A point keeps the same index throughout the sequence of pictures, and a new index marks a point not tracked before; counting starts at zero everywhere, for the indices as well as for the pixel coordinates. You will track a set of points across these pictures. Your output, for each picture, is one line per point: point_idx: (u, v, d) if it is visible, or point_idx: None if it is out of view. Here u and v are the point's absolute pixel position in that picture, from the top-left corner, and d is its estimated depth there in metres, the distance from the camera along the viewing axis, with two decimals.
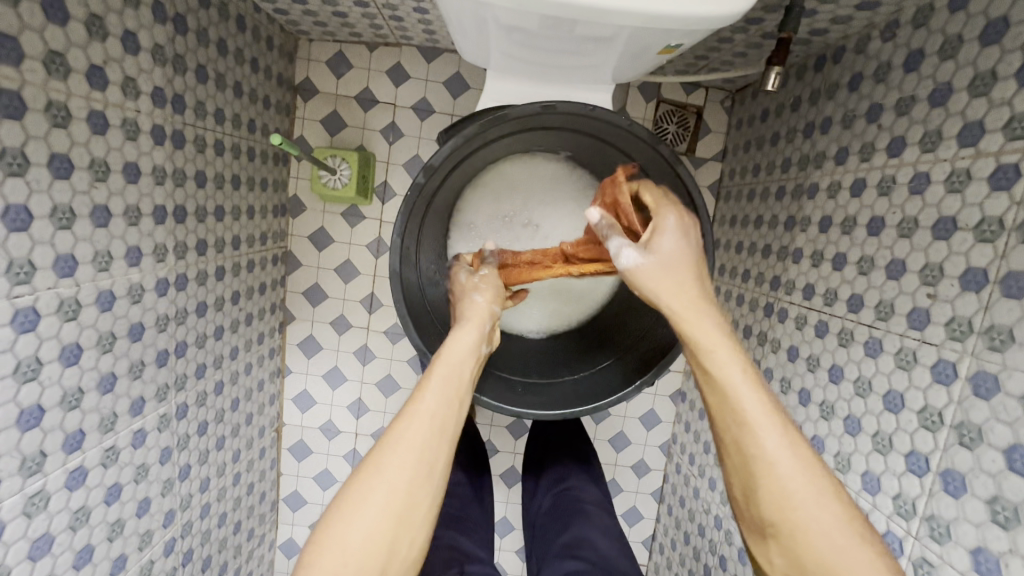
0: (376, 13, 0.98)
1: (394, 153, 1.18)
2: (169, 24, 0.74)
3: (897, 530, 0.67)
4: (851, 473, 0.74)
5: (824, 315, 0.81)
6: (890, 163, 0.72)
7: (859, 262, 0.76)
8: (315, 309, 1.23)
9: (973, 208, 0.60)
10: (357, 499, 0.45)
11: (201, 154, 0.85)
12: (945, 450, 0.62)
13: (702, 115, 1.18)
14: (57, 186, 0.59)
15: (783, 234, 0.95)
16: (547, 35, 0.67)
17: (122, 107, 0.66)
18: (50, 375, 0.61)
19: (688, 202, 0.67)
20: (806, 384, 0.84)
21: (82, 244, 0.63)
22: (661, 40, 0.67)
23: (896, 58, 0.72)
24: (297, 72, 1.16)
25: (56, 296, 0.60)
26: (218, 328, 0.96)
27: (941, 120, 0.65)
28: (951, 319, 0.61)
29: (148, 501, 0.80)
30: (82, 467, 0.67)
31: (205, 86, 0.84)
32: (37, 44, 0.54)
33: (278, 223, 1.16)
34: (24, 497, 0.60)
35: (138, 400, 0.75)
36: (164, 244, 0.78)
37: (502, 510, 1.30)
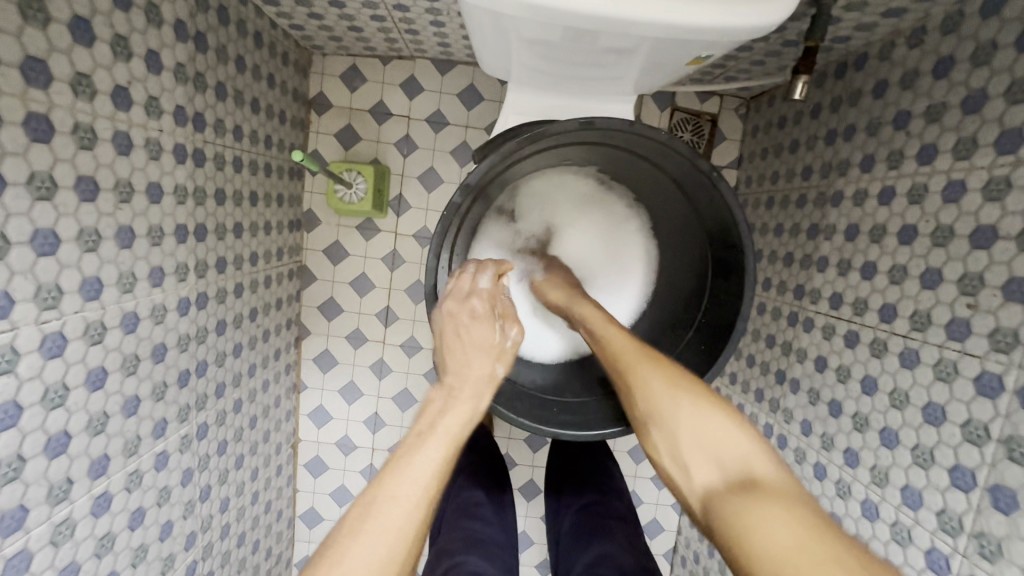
0: (393, 27, 0.98)
1: (408, 166, 1.17)
2: (191, 42, 0.74)
3: (943, 547, 0.63)
4: (889, 488, 0.71)
5: (853, 324, 0.80)
6: (921, 170, 0.71)
7: (890, 271, 0.74)
8: (331, 323, 1.22)
9: (1013, 217, 0.58)
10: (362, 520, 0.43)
11: (220, 172, 0.85)
12: (981, 464, 0.59)
13: (719, 121, 1.18)
14: (83, 209, 0.58)
15: (806, 242, 0.94)
16: (572, 48, 0.68)
17: (146, 127, 0.66)
18: (76, 401, 0.60)
19: (730, 220, 0.63)
20: (836, 395, 0.82)
21: (107, 266, 0.62)
22: (687, 51, 0.68)
23: (924, 65, 0.72)
24: (312, 87, 1.16)
25: (82, 319, 0.59)
26: (238, 345, 0.96)
27: (975, 128, 0.64)
28: (994, 329, 0.59)
29: (170, 524, 0.79)
30: (107, 493, 0.66)
31: (224, 103, 0.84)
32: (65, 66, 0.54)
33: (293, 238, 1.16)
34: (51, 526, 0.58)
35: (161, 421, 0.75)
36: (186, 263, 0.78)
37: (521, 524, 1.28)
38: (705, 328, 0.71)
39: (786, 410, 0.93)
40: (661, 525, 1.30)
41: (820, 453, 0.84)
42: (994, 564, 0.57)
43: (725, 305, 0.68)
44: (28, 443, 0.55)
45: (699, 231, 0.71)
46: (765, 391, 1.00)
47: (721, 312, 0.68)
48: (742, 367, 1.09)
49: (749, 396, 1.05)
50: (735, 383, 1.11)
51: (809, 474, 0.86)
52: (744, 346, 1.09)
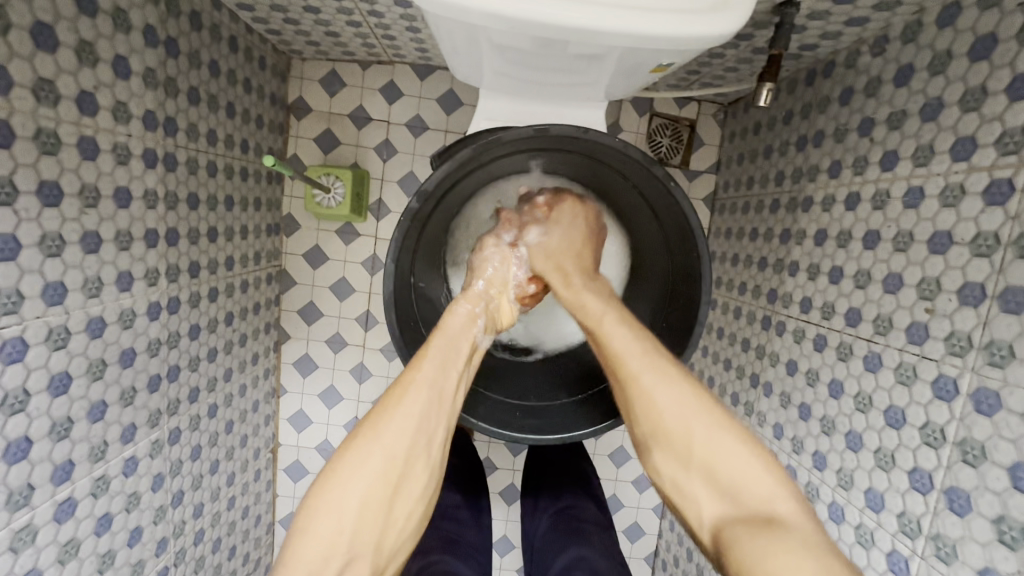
0: (369, 33, 0.99)
1: (387, 170, 1.18)
2: (161, 48, 0.74)
3: (902, 549, 0.64)
4: (854, 490, 0.71)
5: (822, 328, 0.81)
6: (884, 176, 0.72)
7: (856, 275, 0.75)
8: (311, 328, 1.22)
9: (967, 222, 0.60)
10: (355, 460, 0.50)
11: (194, 177, 0.85)
12: (938, 466, 0.60)
13: (696, 127, 1.19)
14: (46, 214, 0.58)
15: (778, 246, 0.94)
16: (539, 53, 0.69)
17: (113, 131, 0.67)
18: (38, 406, 0.60)
19: (686, 227, 0.64)
20: (806, 399, 0.82)
21: (71, 271, 0.62)
22: (652, 58, 0.68)
23: (886, 73, 0.73)
24: (291, 91, 1.16)
25: (44, 325, 0.59)
26: (213, 350, 0.96)
27: (933, 135, 0.65)
28: (950, 333, 0.60)
29: (140, 530, 0.79)
30: (71, 498, 0.65)
31: (197, 107, 0.84)
32: (26, 72, 0.54)
33: (272, 242, 1.16)
34: (10, 533, 0.58)
35: (130, 427, 0.75)
36: (157, 268, 0.78)
37: (502, 528, 1.28)
38: (666, 333, 0.72)
39: (760, 413, 0.94)
40: (641, 529, 1.30)
41: (791, 455, 0.85)
42: (950, 565, 0.58)
43: (684, 308, 0.69)
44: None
45: (659, 237, 0.72)
46: (741, 395, 1.00)
47: (680, 317, 0.68)
48: (718, 371, 1.10)
49: (726, 399, 1.06)
50: (712, 386, 1.11)
51: None
52: (720, 350, 1.10)
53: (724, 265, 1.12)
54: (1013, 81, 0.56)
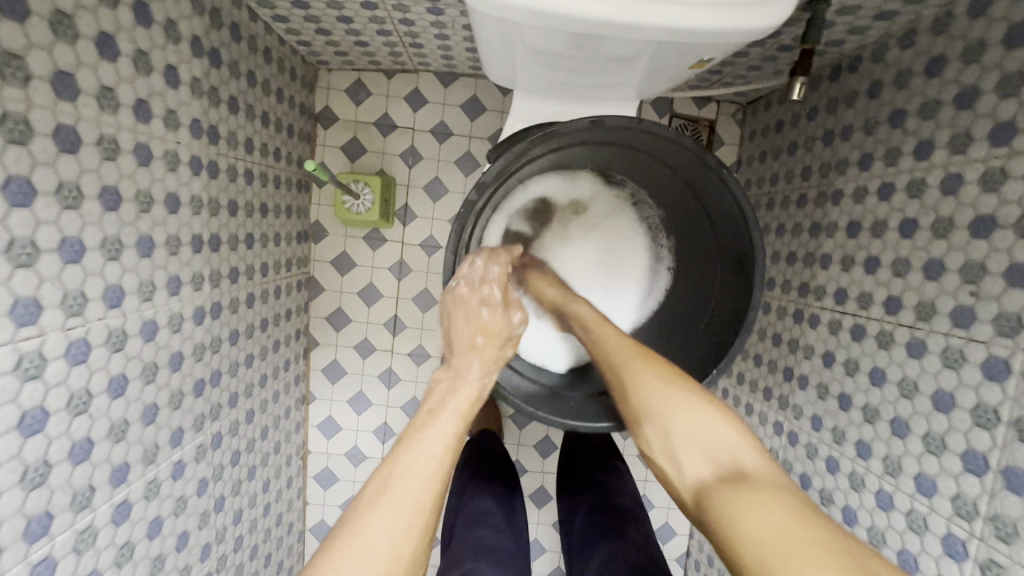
0: (398, 41, 1.01)
1: (413, 176, 1.19)
2: (206, 58, 0.76)
3: (959, 532, 0.64)
4: (902, 477, 0.72)
5: (859, 318, 0.81)
6: (918, 165, 0.73)
7: (893, 263, 0.76)
8: (339, 334, 1.23)
9: (1010, 206, 0.60)
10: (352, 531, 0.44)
11: (233, 184, 0.87)
12: (992, 448, 0.60)
13: (716, 127, 1.21)
14: (106, 218, 0.60)
15: (808, 240, 0.95)
16: (575, 55, 0.71)
17: (164, 139, 0.68)
18: (98, 407, 0.60)
19: (737, 213, 0.65)
20: (845, 389, 0.83)
21: (128, 274, 0.63)
22: (686, 55, 0.70)
23: (915, 66, 0.75)
24: (317, 101, 1.18)
25: (105, 327, 0.60)
26: (249, 355, 0.96)
27: (969, 122, 0.66)
28: (998, 315, 0.61)
29: (186, 535, 0.79)
30: (127, 501, 0.66)
31: (236, 116, 0.86)
32: (91, 80, 0.56)
33: (301, 249, 1.17)
34: (74, 534, 0.58)
35: (178, 431, 0.75)
36: (202, 272, 0.79)
37: (533, 531, 1.28)
38: (715, 318, 0.73)
39: (796, 406, 0.94)
40: (673, 529, 1.30)
41: (832, 447, 0.85)
42: (1011, 547, 0.58)
43: (735, 295, 0.70)
44: (54, 449, 0.55)
45: (706, 228, 0.74)
46: (774, 389, 1.01)
47: (732, 302, 0.70)
48: (749, 367, 1.10)
49: (758, 395, 1.06)
50: (743, 382, 1.12)
51: (822, 469, 0.87)
52: (750, 346, 1.11)
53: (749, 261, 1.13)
54: None
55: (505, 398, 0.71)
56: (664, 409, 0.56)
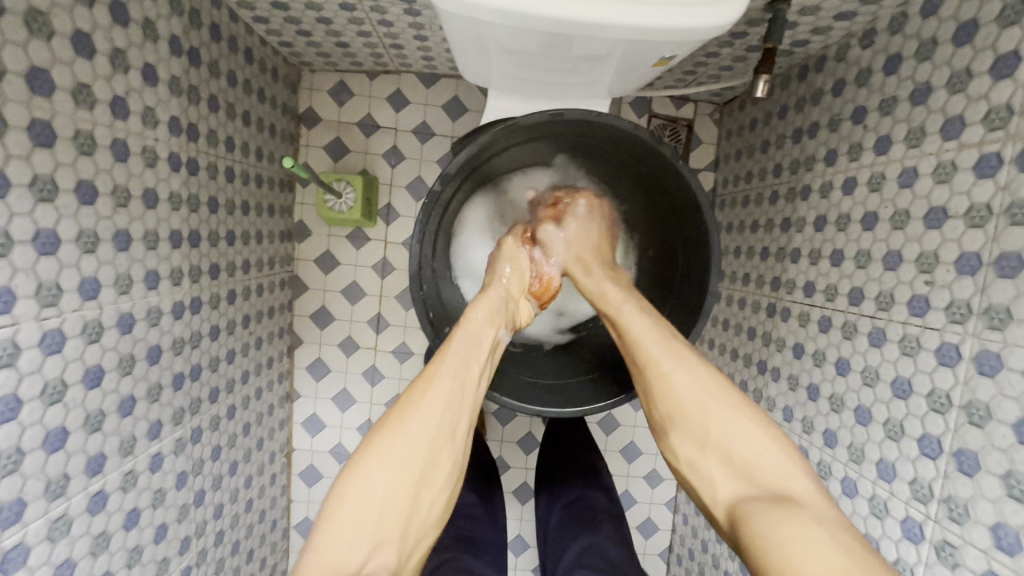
0: (378, 42, 1.03)
1: (396, 175, 1.21)
2: (184, 57, 0.77)
3: (916, 515, 0.65)
4: (866, 464, 0.73)
5: (826, 310, 0.83)
6: (878, 160, 0.75)
7: (856, 256, 0.78)
8: (323, 332, 1.24)
9: (960, 197, 0.63)
10: (381, 451, 0.52)
11: (213, 182, 0.88)
12: (946, 432, 0.62)
13: (694, 126, 1.23)
14: (83, 211, 0.61)
15: (780, 235, 0.97)
16: (545, 54, 0.73)
17: (142, 135, 0.70)
18: (73, 398, 0.61)
19: (693, 203, 0.67)
20: (814, 379, 0.85)
21: (104, 267, 0.65)
22: (653, 53, 0.72)
23: (875, 63, 0.77)
24: (300, 102, 1.20)
25: (81, 318, 0.61)
26: (231, 351, 0.97)
27: (923, 117, 0.68)
28: (950, 302, 0.63)
29: (164, 527, 0.80)
30: (103, 491, 0.67)
31: (216, 115, 0.88)
32: (66, 76, 0.57)
33: (285, 248, 1.18)
34: (47, 522, 0.60)
35: (156, 423, 0.76)
36: (181, 268, 0.80)
37: (515, 528, 1.29)
38: (678, 307, 0.75)
39: (769, 398, 0.96)
40: (655, 525, 1.31)
41: (802, 437, 0.86)
42: (964, 527, 0.60)
43: (696, 283, 0.72)
44: (27, 437, 0.56)
45: (668, 218, 0.76)
46: (749, 382, 1.03)
47: (693, 290, 0.72)
48: (726, 361, 1.12)
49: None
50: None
51: None
52: (727, 341, 1.12)
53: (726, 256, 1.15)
54: (995, 61, 0.60)
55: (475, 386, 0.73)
56: (669, 374, 0.59)
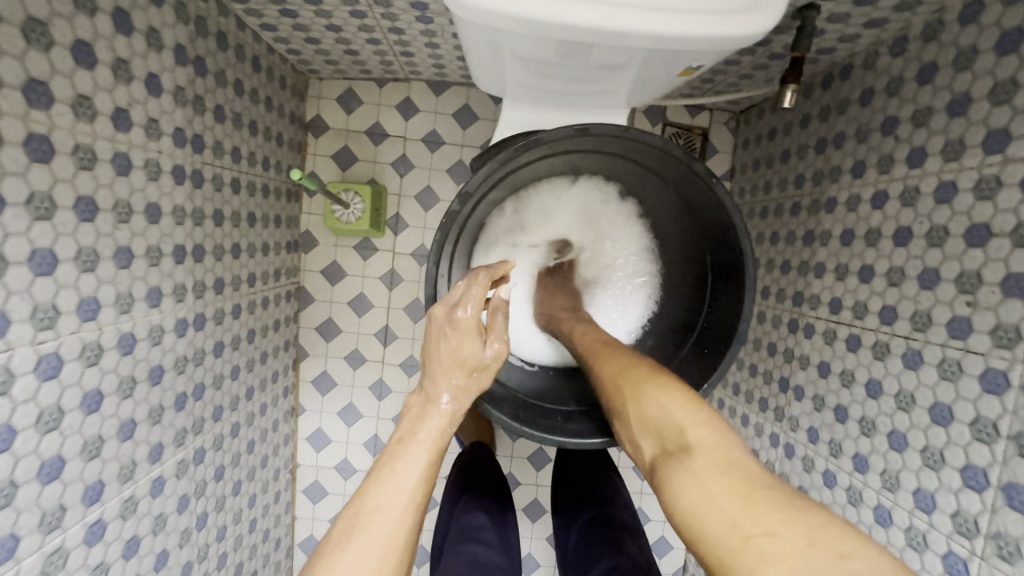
0: (387, 50, 1.00)
1: (405, 185, 1.18)
2: (190, 66, 0.75)
3: (960, 551, 0.62)
4: (901, 492, 0.70)
5: (855, 328, 0.80)
6: (912, 173, 0.72)
7: (888, 272, 0.75)
8: (329, 344, 1.21)
9: (1005, 214, 0.59)
10: (352, 527, 0.45)
11: (218, 194, 0.86)
12: (993, 463, 0.59)
13: (710, 135, 1.20)
14: (82, 229, 0.58)
15: (802, 249, 0.94)
16: (564, 63, 0.70)
17: (145, 147, 0.67)
18: (71, 424, 0.59)
19: (727, 220, 0.64)
20: (842, 400, 0.81)
21: (104, 286, 0.62)
22: (678, 62, 0.68)
23: (908, 72, 0.74)
24: (308, 111, 1.18)
25: (79, 340, 0.59)
26: (236, 367, 0.94)
27: (962, 130, 0.65)
28: (995, 326, 0.59)
29: (165, 554, 0.76)
30: (101, 520, 0.64)
31: (223, 125, 0.85)
32: (66, 88, 0.55)
33: (291, 259, 1.15)
34: (43, 556, 0.57)
35: (158, 446, 0.73)
36: (184, 283, 0.78)
37: (527, 546, 1.25)
38: (709, 329, 0.72)
39: (791, 418, 0.92)
40: (670, 544, 1.27)
41: (829, 460, 0.83)
42: (1014, 566, 0.56)
43: (727, 305, 0.69)
44: (21, 468, 0.53)
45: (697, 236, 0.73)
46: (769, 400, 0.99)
47: (726, 312, 0.69)
48: (745, 377, 1.09)
49: (753, 406, 1.04)
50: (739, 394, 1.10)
51: (818, 483, 0.85)
52: (746, 356, 1.09)
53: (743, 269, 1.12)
54: None
55: (491, 413, 0.68)
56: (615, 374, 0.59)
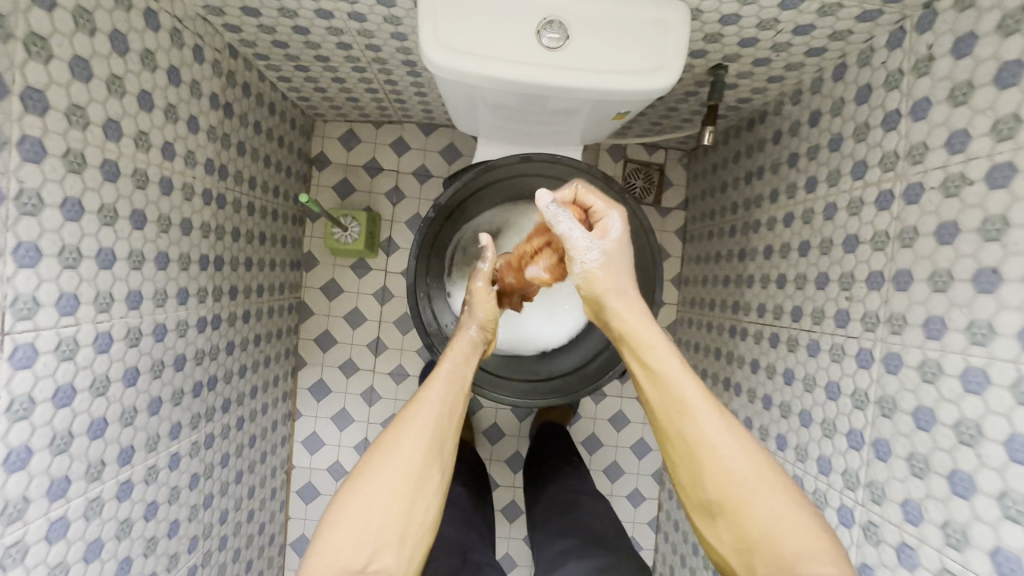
0: (384, 98, 1.07)
1: (398, 212, 1.22)
2: (221, 110, 0.83)
3: (909, 539, 0.59)
4: (863, 491, 0.66)
5: (814, 333, 0.77)
6: (856, 184, 0.70)
7: (841, 278, 0.72)
8: (325, 354, 1.22)
9: None
10: (376, 466, 0.45)
11: (235, 214, 0.91)
12: (932, 449, 0.57)
13: (666, 171, 1.23)
14: (134, 235, 0.66)
15: (738, 264, 1.00)
16: (524, 108, 0.75)
17: (183, 173, 0.75)
18: (115, 392, 0.65)
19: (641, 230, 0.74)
20: (805, 405, 0.78)
21: (146, 283, 0.69)
22: (597, 108, 0.73)
23: (823, 108, 0.78)
24: (312, 148, 1.23)
25: (126, 324, 0.66)
26: (244, 366, 0.98)
27: (896, 142, 0.64)
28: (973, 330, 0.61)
29: (178, 523, 0.80)
30: (130, 481, 0.69)
31: (244, 158, 0.92)
32: (131, 126, 0.64)
33: (293, 276, 1.18)
34: (85, 501, 0.62)
35: (176, 425, 0.78)
36: (207, 287, 0.84)
37: (502, 546, 1.20)
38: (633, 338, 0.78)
39: (732, 411, 0.96)
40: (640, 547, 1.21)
41: (795, 465, 0.79)
42: (965, 554, 0.53)
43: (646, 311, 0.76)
44: (77, 422, 0.60)
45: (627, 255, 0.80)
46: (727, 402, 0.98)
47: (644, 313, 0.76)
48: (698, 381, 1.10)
49: None
50: None
51: (787, 488, 0.80)
52: (699, 363, 1.11)
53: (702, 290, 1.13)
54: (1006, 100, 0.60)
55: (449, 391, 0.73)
56: (708, 444, 0.48)
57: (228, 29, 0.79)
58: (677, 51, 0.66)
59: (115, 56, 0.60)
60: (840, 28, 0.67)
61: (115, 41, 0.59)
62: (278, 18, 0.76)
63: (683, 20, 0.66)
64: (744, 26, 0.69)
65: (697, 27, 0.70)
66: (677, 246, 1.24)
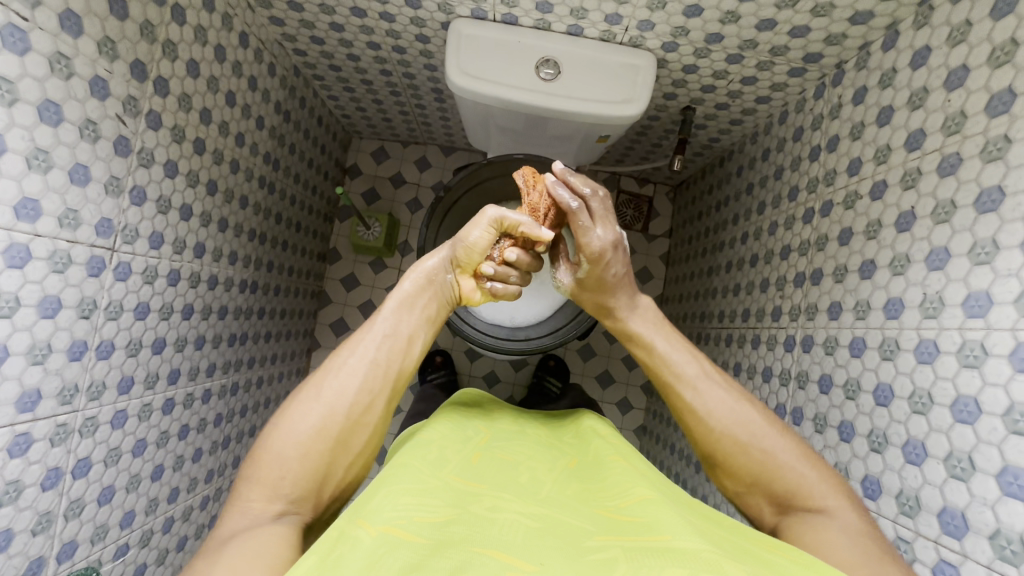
0: (414, 120, 1.14)
1: (416, 220, 1.27)
2: (281, 115, 0.94)
3: (918, 433, 0.51)
4: (862, 397, 0.58)
5: (800, 264, 0.74)
6: (856, 110, 0.66)
7: (822, 207, 0.71)
8: (338, 339, 1.26)
9: None
10: (293, 420, 0.46)
11: (281, 201, 1.01)
12: (919, 342, 0.52)
13: (654, 203, 1.26)
14: (206, 199, 0.77)
15: (732, 228, 0.96)
16: (525, 130, 0.82)
17: (248, 159, 0.86)
18: (173, 321, 0.74)
19: None
20: (791, 330, 0.73)
21: (210, 240, 0.80)
22: (587, 135, 0.80)
23: None
24: (348, 159, 1.29)
25: (190, 269, 0.76)
26: (269, 333, 1.05)
27: (893, 59, 0.61)
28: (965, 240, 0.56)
29: (200, 451, 0.85)
30: (172, 400, 0.76)
31: (293, 157, 1.02)
32: (217, 116, 0.75)
33: (317, 266, 1.24)
34: (141, 403, 0.70)
35: (210, 365, 0.85)
36: (248, 255, 0.93)
37: None
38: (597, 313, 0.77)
39: (725, 361, 0.91)
40: None
41: (795, 394, 0.70)
42: (883, 456, 0.54)
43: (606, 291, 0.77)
44: (146, 335, 0.69)
45: None
46: (727, 356, 0.91)
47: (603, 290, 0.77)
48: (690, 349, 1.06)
49: None
50: None
51: None
52: (691, 329, 1.07)
53: (679, 307, 1.14)
54: None
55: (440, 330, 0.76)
56: (700, 401, 0.53)
57: (296, 52, 0.90)
58: (645, 89, 0.73)
59: (208, 94, 0.72)
60: (777, 81, 0.76)
61: (210, 85, 0.72)
62: (336, 46, 0.86)
63: (652, 66, 0.73)
64: (727, 46, 0.70)
65: (665, 73, 0.79)
66: (661, 269, 1.25)
